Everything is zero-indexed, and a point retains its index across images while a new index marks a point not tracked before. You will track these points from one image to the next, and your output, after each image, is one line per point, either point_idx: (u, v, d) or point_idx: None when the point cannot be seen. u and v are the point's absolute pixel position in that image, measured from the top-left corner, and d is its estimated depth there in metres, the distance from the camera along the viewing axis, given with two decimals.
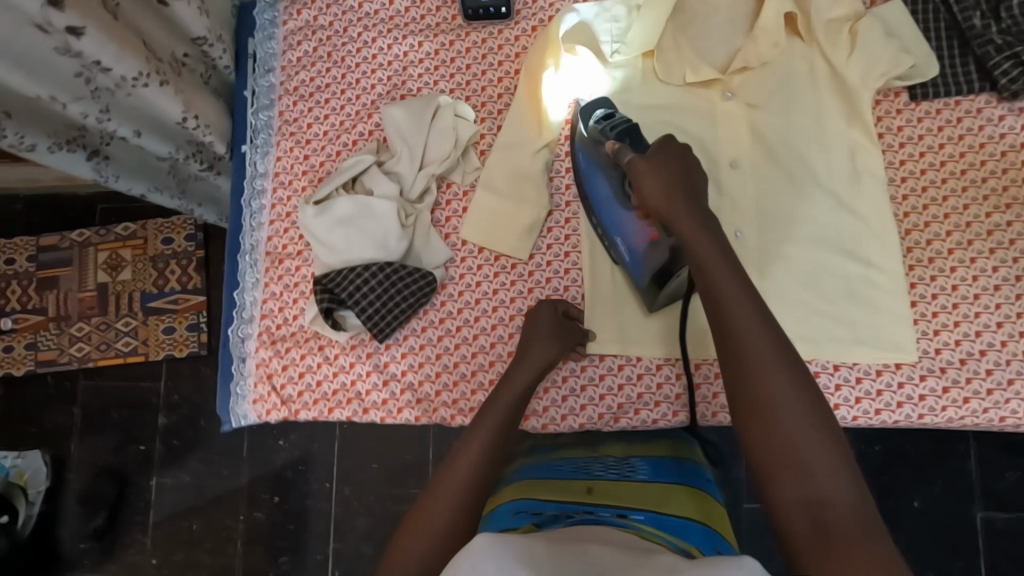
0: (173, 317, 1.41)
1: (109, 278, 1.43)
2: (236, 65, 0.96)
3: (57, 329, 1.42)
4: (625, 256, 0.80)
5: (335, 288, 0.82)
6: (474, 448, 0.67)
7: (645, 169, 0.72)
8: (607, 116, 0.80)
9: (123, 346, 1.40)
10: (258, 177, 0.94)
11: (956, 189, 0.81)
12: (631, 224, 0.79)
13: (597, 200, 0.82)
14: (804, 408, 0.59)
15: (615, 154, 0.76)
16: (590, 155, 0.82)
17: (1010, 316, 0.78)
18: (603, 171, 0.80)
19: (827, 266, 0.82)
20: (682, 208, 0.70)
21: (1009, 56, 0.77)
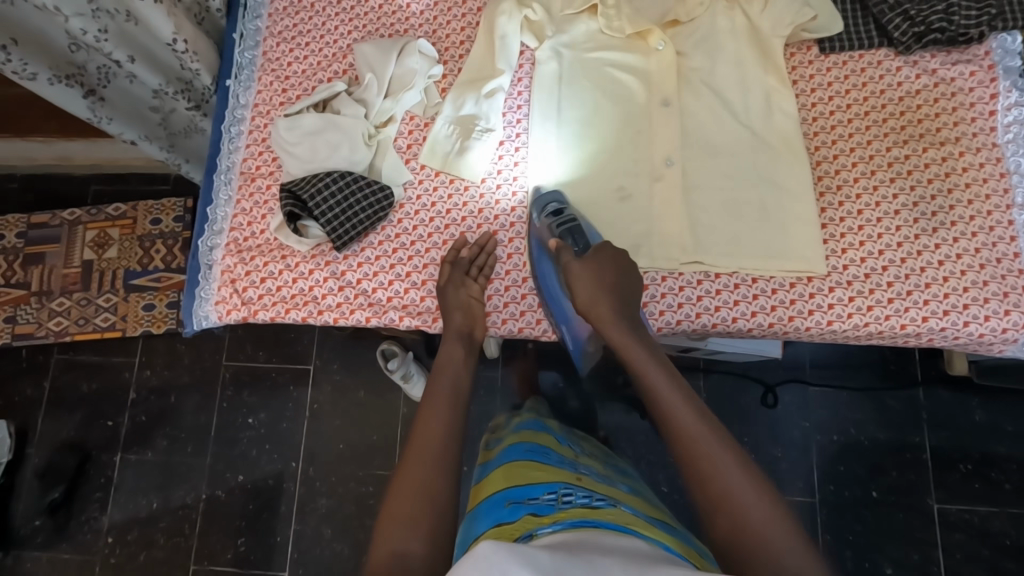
0: (154, 294, 1.45)
1: (94, 256, 1.48)
2: (228, 12, 1.07)
3: (37, 303, 1.45)
4: (571, 343, 0.91)
5: (299, 197, 0.90)
6: (431, 434, 0.73)
7: (579, 276, 0.83)
8: (556, 211, 0.88)
9: (102, 321, 1.43)
10: (239, 108, 1.03)
11: (860, 128, 0.91)
12: (573, 316, 0.89)
13: (549, 292, 0.89)
14: (749, 480, 0.64)
15: (558, 251, 0.85)
16: (541, 243, 0.89)
17: (909, 236, 0.86)
18: (551, 263, 0.89)
19: (745, 190, 0.91)
20: (615, 317, 0.81)
21: (900, 13, 0.89)
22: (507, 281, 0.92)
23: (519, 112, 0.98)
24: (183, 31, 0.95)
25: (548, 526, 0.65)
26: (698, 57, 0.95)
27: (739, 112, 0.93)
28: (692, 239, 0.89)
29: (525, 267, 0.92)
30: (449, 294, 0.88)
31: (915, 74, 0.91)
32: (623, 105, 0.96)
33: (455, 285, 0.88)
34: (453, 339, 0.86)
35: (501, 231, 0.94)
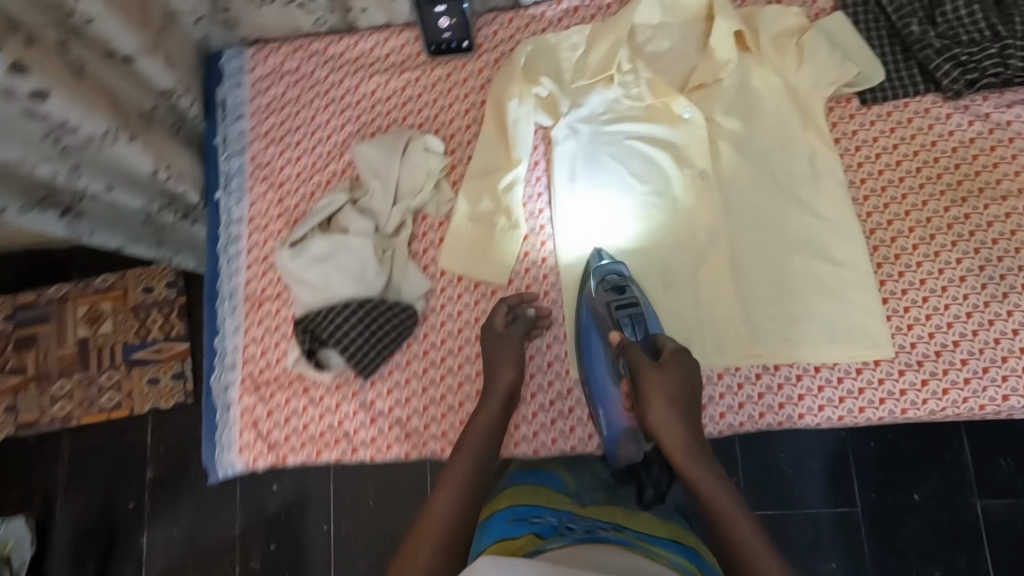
0: (157, 367, 1.27)
1: (88, 333, 1.29)
2: (206, 114, 0.97)
3: (35, 390, 1.27)
4: (604, 429, 0.81)
5: (317, 330, 0.83)
6: (443, 505, 0.68)
7: (653, 393, 0.75)
8: (620, 288, 0.81)
9: (107, 402, 1.26)
10: (234, 223, 0.94)
11: (914, 186, 0.84)
12: (616, 402, 0.81)
13: (590, 363, 0.83)
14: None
15: (622, 346, 0.79)
16: (593, 311, 0.83)
17: (978, 304, 0.80)
18: (602, 343, 0.82)
19: (796, 269, 0.83)
20: (687, 439, 0.73)
21: (949, 58, 0.81)
22: (551, 393, 0.85)
23: (541, 201, 0.90)
24: (164, 158, 0.85)
25: (552, 545, 0.60)
26: (731, 123, 0.87)
27: (782, 179, 0.85)
28: (743, 329, 0.83)
29: (567, 375, 0.85)
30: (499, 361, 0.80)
31: (968, 120, 0.84)
32: (654, 182, 0.88)
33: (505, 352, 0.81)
34: (491, 407, 0.77)
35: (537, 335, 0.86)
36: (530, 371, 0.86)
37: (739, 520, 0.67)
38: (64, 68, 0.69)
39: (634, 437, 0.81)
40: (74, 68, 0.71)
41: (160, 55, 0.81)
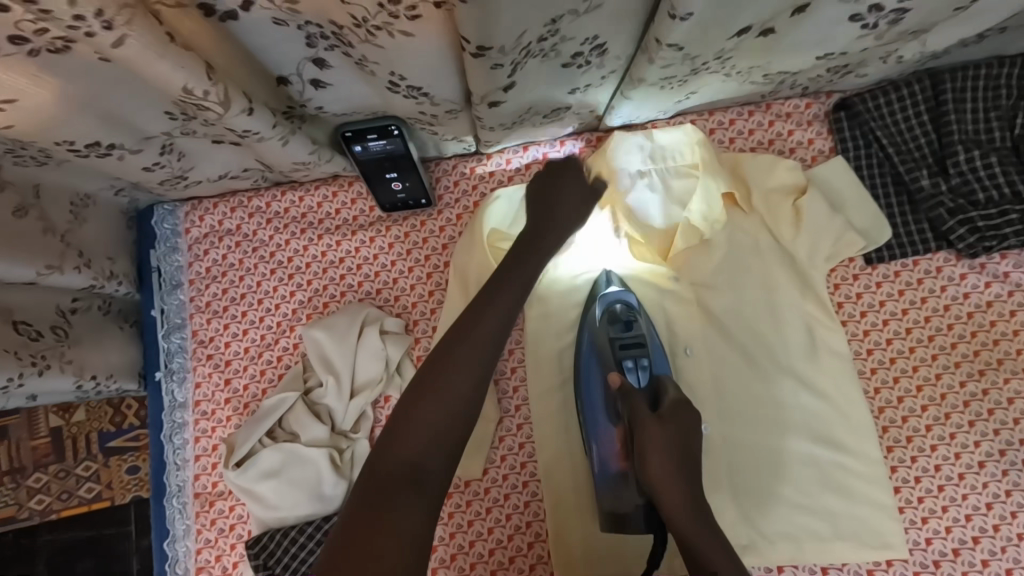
0: (136, 455, 1.20)
1: (62, 421, 1.20)
2: (139, 285, 0.87)
3: (11, 483, 1.19)
4: (595, 466, 0.74)
5: (271, 559, 0.74)
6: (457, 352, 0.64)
7: (654, 445, 0.67)
8: (626, 325, 0.75)
9: (87, 494, 1.18)
10: (178, 408, 0.85)
11: (926, 357, 0.76)
12: (614, 447, 0.74)
13: (587, 402, 0.75)
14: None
15: (623, 390, 0.72)
16: (594, 342, 0.75)
17: (999, 494, 0.73)
18: (602, 386, 0.75)
19: (799, 455, 0.75)
20: (675, 466, 0.67)
21: (963, 221, 0.73)
22: None
23: (515, 377, 0.81)
24: (87, 369, 0.75)
25: None
26: (725, 290, 0.78)
27: (779, 353, 0.76)
28: (743, 527, 0.74)
29: None
30: (489, 293, 0.68)
31: (985, 282, 0.75)
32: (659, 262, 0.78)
33: (499, 295, 0.68)
34: (522, 269, 0.69)
35: (517, 535, 0.77)
36: (510, 574, 0.77)
37: (726, 565, 0.62)
38: None
39: (625, 483, 0.73)
40: None
41: (78, 262, 0.72)
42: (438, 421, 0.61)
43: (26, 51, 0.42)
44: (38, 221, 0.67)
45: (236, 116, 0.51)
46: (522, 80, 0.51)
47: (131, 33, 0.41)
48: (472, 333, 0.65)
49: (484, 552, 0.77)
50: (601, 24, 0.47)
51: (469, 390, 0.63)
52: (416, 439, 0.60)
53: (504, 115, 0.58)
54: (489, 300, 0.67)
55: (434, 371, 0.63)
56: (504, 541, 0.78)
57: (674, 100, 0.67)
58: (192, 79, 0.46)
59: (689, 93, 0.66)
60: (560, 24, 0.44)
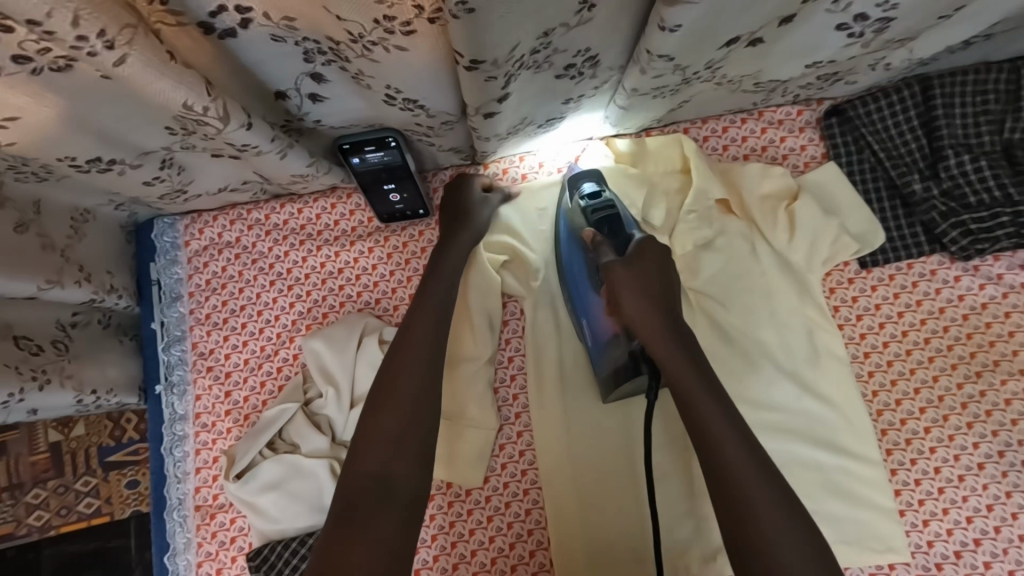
0: (136, 468, 1.20)
1: (61, 435, 1.20)
2: (139, 298, 0.88)
3: (9, 499, 1.18)
4: (589, 339, 0.74)
5: (271, 571, 0.74)
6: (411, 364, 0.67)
7: (625, 279, 0.66)
8: (593, 193, 0.73)
9: (86, 508, 1.18)
10: (178, 421, 0.85)
11: (923, 359, 0.76)
12: (599, 310, 0.73)
13: (570, 279, 0.75)
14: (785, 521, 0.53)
15: (594, 244, 0.71)
16: (570, 222, 0.76)
17: (999, 496, 0.73)
18: (580, 254, 0.74)
19: (801, 459, 0.75)
20: (651, 305, 0.65)
21: (956, 224, 0.74)
22: None
23: (514, 385, 0.81)
24: (88, 383, 0.75)
25: None
26: (721, 297, 0.78)
27: (779, 357, 0.77)
28: None
29: None
30: (414, 313, 0.71)
31: (979, 284, 0.76)
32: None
33: (419, 311, 0.71)
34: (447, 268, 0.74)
35: (518, 542, 0.78)
36: None
37: (713, 412, 0.59)
38: None
39: (618, 342, 0.72)
40: None
41: (76, 277, 0.71)
42: (393, 432, 0.63)
43: (28, 68, 0.42)
44: (38, 236, 0.67)
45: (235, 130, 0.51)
46: (516, 92, 0.51)
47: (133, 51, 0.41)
48: (406, 348, 0.68)
49: (486, 561, 0.78)
50: (593, 36, 0.48)
51: (416, 395, 0.66)
52: (373, 454, 0.62)
53: (501, 126, 0.58)
54: (416, 319, 0.70)
55: (381, 392, 0.65)
56: (505, 549, 0.78)
57: (667, 109, 0.68)
58: (191, 96, 0.47)
59: (682, 101, 0.67)
60: (552, 37, 0.45)
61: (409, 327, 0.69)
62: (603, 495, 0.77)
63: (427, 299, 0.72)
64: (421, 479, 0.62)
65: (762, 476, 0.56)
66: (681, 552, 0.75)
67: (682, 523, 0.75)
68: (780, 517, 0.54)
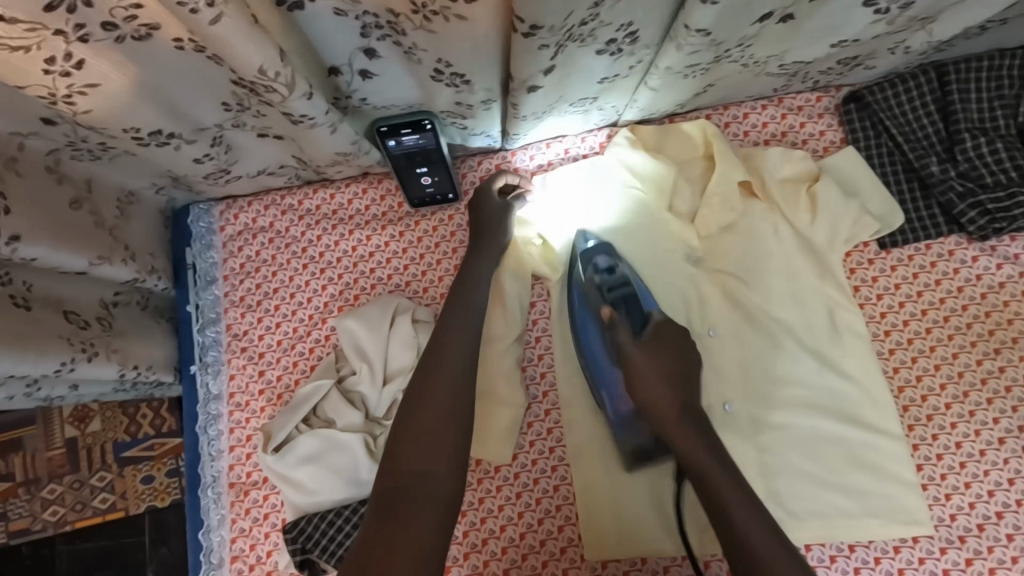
0: (150, 464, 1.28)
1: (77, 431, 1.28)
2: (175, 281, 0.90)
3: (26, 494, 1.27)
4: (610, 411, 0.77)
5: (309, 541, 0.76)
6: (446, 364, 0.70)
7: (641, 360, 0.71)
8: (608, 268, 0.77)
9: (101, 504, 1.27)
10: (212, 400, 0.87)
11: (943, 337, 0.78)
12: (620, 388, 0.77)
13: (588, 350, 0.78)
14: (797, 573, 0.57)
15: (612, 322, 0.74)
16: (584, 296, 0.78)
17: (1020, 470, 0.74)
18: (597, 328, 0.77)
19: (823, 433, 0.77)
20: (669, 370, 0.70)
21: (973, 204, 0.76)
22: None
23: (542, 364, 0.83)
24: (132, 357, 0.78)
25: None
26: (742, 277, 0.80)
27: (802, 335, 0.79)
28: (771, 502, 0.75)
29: (583, 561, 0.78)
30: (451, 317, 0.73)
31: (996, 263, 0.78)
32: (642, 261, 0.82)
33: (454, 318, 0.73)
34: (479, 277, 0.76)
35: (547, 518, 0.79)
36: (541, 558, 0.79)
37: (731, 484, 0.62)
38: (13, 306, 0.64)
39: (638, 422, 0.76)
40: (18, 299, 0.65)
41: (121, 254, 0.74)
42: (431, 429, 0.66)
43: (114, 36, 0.47)
44: (90, 214, 0.69)
45: (299, 99, 0.53)
46: (560, 65, 0.55)
47: (226, 14, 0.44)
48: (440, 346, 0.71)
49: (515, 536, 0.79)
50: (633, 12, 0.51)
51: (452, 395, 0.68)
52: (416, 448, 0.65)
53: (541, 101, 0.61)
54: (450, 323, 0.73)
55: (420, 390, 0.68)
56: (534, 525, 0.79)
57: (693, 93, 0.72)
58: (268, 59, 0.48)
59: (708, 86, 0.71)
60: (599, 9, 0.49)
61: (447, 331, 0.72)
62: (613, 492, 0.78)
63: (460, 305, 0.74)
64: (457, 477, 0.64)
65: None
66: (702, 528, 0.77)
67: (696, 502, 0.77)
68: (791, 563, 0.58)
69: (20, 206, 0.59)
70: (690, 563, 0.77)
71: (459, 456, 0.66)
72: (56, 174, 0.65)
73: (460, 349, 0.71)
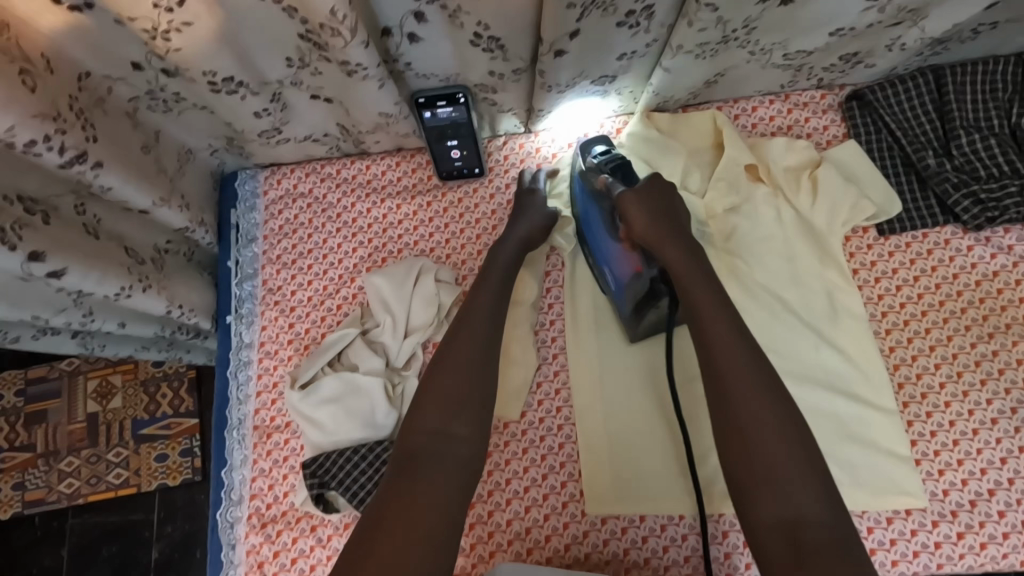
0: (165, 443, 1.33)
1: (99, 407, 1.36)
2: (219, 238, 0.98)
3: (44, 466, 1.34)
4: (612, 283, 0.83)
5: (325, 476, 0.80)
6: (475, 326, 0.76)
7: (631, 203, 0.79)
8: (604, 152, 0.85)
9: (114, 479, 1.32)
10: (244, 348, 0.94)
11: (938, 320, 0.81)
12: (618, 256, 0.82)
13: (591, 232, 0.85)
14: (800, 469, 0.60)
15: (606, 188, 0.82)
16: (586, 186, 0.85)
17: (1012, 450, 0.76)
18: (597, 211, 0.84)
19: (819, 405, 0.80)
20: (677, 264, 0.76)
21: (967, 194, 0.81)
22: (566, 535, 0.81)
23: (553, 329, 0.88)
24: (178, 296, 0.85)
25: None
26: (746, 257, 0.85)
27: (803, 311, 0.83)
28: None
29: (584, 516, 0.82)
30: (475, 293, 0.79)
31: (990, 253, 0.82)
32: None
33: (480, 296, 0.79)
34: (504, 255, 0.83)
35: (550, 473, 0.83)
36: (543, 511, 0.82)
37: (745, 392, 0.65)
38: (84, 232, 0.71)
39: (638, 277, 0.80)
40: (89, 228, 0.72)
41: (177, 199, 0.81)
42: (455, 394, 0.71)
43: None
44: (156, 159, 0.77)
45: (357, 46, 0.61)
46: (585, 30, 0.65)
47: None
48: (472, 307, 0.78)
49: (520, 490, 0.83)
50: None
51: (474, 364, 0.74)
52: (438, 413, 0.70)
53: (567, 72, 0.72)
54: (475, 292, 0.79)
55: (450, 349, 0.75)
56: (538, 480, 0.83)
57: (704, 80, 0.81)
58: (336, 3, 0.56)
59: (718, 73, 0.80)
60: None
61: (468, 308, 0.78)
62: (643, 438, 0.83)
63: (490, 274, 0.81)
64: (477, 444, 0.70)
65: (804, 466, 0.61)
66: (706, 486, 0.80)
67: (710, 456, 0.81)
68: (821, 508, 0.59)
69: (104, 140, 0.67)
70: (688, 523, 0.80)
71: (479, 424, 0.71)
72: (133, 120, 0.73)
73: (486, 318, 0.77)
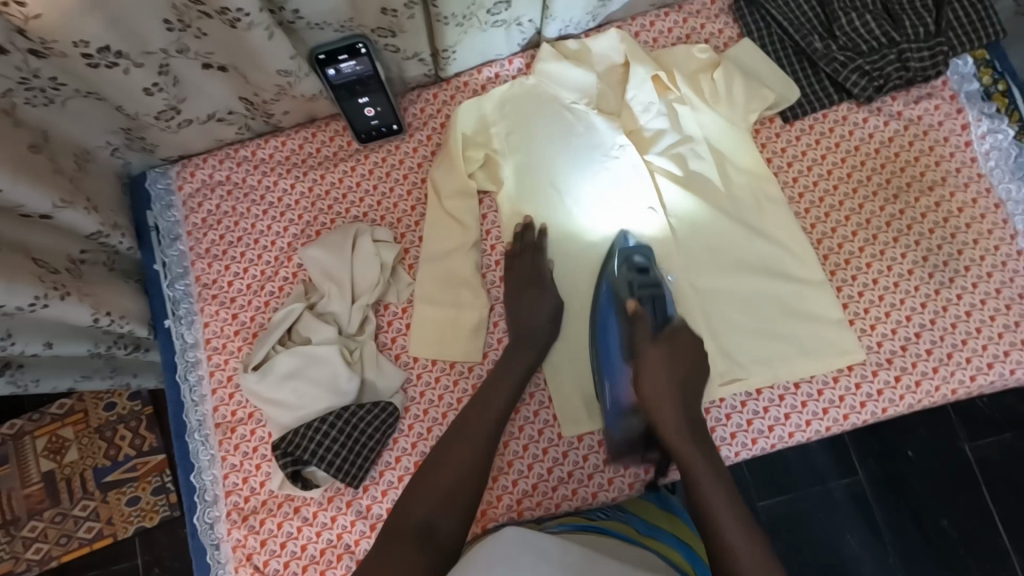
0: (134, 485, 1.27)
1: (54, 464, 1.28)
2: (139, 242, 0.93)
3: (6, 537, 1.25)
4: (609, 402, 0.82)
5: (297, 450, 0.80)
6: (498, 399, 0.78)
7: (654, 359, 0.81)
8: (642, 268, 0.84)
9: (87, 532, 1.25)
10: (190, 349, 0.90)
11: (849, 193, 0.87)
12: (627, 380, 0.84)
13: (605, 341, 0.85)
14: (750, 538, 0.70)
15: (635, 314, 0.83)
16: (613, 289, 0.85)
17: (931, 293, 0.83)
18: (618, 323, 0.85)
19: (757, 289, 0.85)
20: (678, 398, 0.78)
21: (854, 69, 0.86)
22: (547, 459, 0.83)
23: (500, 269, 0.89)
24: (103, 303, 0.81)
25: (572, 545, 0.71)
26: (669, 164, 0.89)
27: (728, 206, 0.87)
28: (719, 357, 0.84)
29: (561, 439, 0.84)
30: (501, 364, 0.81)
31: (884, 121, 0.88)
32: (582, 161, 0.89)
33: (507, 365, 0.81)
34: (542, 296, 0.84)
35: (521, 406, 0.85)
36: (522, 443, 0.84)
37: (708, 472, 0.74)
38: None
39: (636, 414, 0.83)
40: None
41: (82, 202, 0.77)
42: (448, 478, 0.73)
43: None
44: (48, 159, 0.73)
45: None
46: None
47: None
48: (497, 375, 0.80)
49: None
50: None
51: (483, 440, 0.76)
52: (432, 494, 0.71)
53: None
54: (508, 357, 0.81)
55: (465, 419, 0.77)
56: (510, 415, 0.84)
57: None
58: None
59: None
60: None
61: (490, 390, 0.79)
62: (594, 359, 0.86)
63: (525, 331, 0.82)
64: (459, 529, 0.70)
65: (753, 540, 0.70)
66: None
67: None
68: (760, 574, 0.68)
69: None
70: None
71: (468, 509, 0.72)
72: (12, 118, 0.69)
73: (507, 391, 0.79)
